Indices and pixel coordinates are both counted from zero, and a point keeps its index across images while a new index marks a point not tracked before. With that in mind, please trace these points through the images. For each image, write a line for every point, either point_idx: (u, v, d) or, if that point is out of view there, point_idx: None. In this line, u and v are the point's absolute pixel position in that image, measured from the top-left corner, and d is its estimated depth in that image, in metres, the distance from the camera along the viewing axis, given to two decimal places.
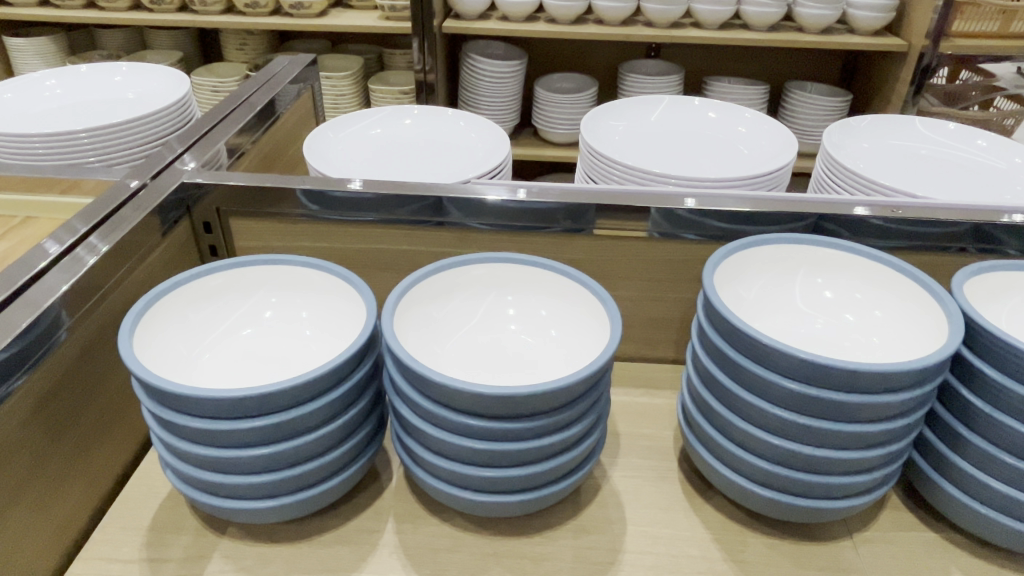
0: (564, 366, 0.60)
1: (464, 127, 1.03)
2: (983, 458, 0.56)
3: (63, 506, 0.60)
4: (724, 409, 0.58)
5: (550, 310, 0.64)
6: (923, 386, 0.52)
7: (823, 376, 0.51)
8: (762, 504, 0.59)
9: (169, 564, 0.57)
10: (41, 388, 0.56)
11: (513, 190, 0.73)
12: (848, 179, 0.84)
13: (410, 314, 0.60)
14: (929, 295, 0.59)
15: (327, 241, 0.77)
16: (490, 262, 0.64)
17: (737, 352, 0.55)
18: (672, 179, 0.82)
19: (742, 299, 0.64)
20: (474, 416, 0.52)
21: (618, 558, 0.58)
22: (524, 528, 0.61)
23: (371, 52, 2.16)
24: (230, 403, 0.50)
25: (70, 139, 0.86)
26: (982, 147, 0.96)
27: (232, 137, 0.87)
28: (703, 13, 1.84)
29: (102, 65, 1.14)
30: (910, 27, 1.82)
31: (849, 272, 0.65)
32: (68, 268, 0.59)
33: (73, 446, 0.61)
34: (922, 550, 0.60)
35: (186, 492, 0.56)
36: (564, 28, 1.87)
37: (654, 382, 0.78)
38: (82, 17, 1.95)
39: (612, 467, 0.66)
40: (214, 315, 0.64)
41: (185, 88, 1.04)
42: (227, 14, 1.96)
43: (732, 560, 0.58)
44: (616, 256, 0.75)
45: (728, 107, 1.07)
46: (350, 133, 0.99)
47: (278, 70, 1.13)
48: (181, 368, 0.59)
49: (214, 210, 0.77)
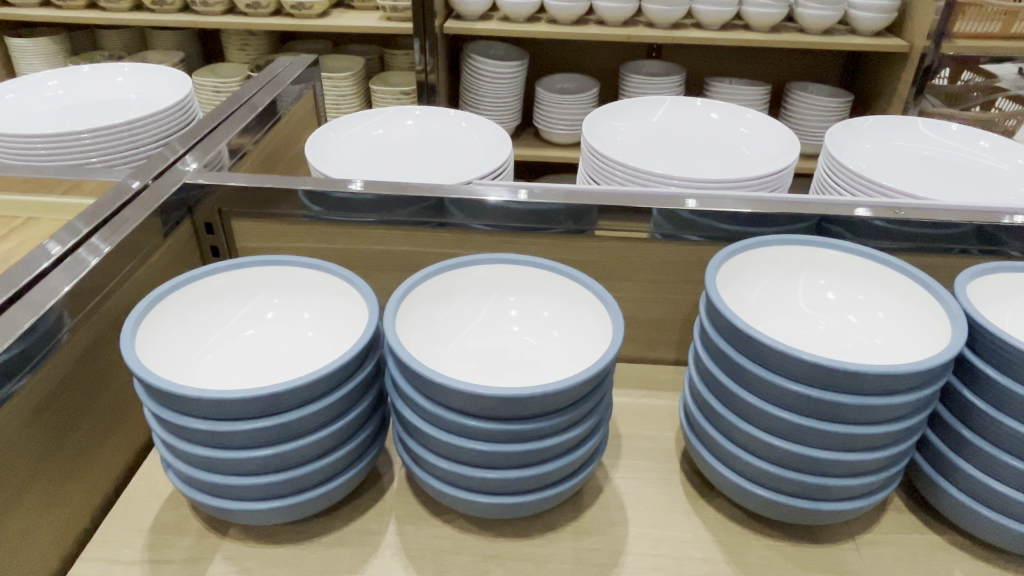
0: (566, 368, 0.60)
1: (466, 127, 1.03)
2: (986, 460, 0.56)
3: (65, 507, 0.60)
4: (726, 411, 0.58)
5: (552, 311, 0.64)
6: (925, 388, 0.52)
7: (826, 378, 0.51)
8: (765, 506, 0.59)
9: (170, 565, 0.57)
10: (44, 388, 0.56)
11: (514, 191, 0.73)
12: (850, 180, 0.84)
13: (411, 315, 0.60)
14: (932, 297, 0.59)
15: (329, 242, 0.77)
16: (492, 263, 0.64)
17: (740, 354, 0.55)
18: (673, 180, 0.82)
19: (744, 300, 0.64)
20: (476, 417, 0.52)
21: (619, 559, 0.58)
22: (525, 530, 0.60)
23: (372, 53, 2.16)
24: (232, 404, 0.50)
25: (73, 139, 0.86)
26: (984, 148, 0.95)
27: (234, 138, 0.87)
28: (705, 14, 1.84)
29: (104, 66, 1.14)
30: (911, 28, 1.83)
31: (852, 273, 0.65)
32: (70, 269, 0.59)
33: (75, 446, 0.61)
34: (924, 552, 0.59)
35: (187, 493, 0.56)
36: (565, 29, 1.87)
37: (656, 383, 0.78)
38: (83, 18, 1.95)
39: (614, 469, 0.66)
40: (216, 317, 0.64)
41: (188, 88, 1.04)
42: (228, 15, 1.96)
43: (734, 562, 0.58)
44: (618, 257, 0.75)
45: (730, 108, 1.06)
46: (351, 133, 0.99)
47: (280, 70, 1.13)
48: (183, 369, 0.59)
49: (216, 211, 0.77)
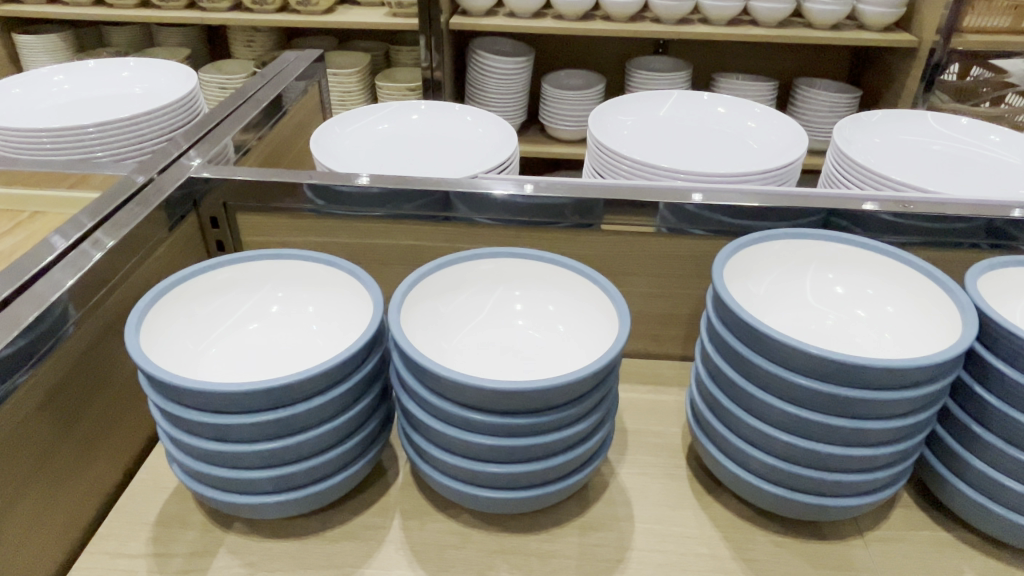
0: (571, 362, 0.60)
1: (471, 122, 1.02)
2: (996, 455, 0.55)
3: (67, 503, 0.59)
4: (733, 406, 0.57)
5: (558, 305, 0.63)
6: (935, 383, 0.51)
7: (833, 372, 0.50)
8: (773, 502, 0.58)
9: (175, 559, 0.57)
10: (50, 380, 0.57)
11: (521, 185, 0.73)
12: (858, 174, 0.83)
13: (417, 310, 0.59)
14: (944, 291, 0.58)
15: (334, 237, 0.77)
16: (496, 257, 0.64)
17: (747, 348, 0.54)
18: (680, 174, 0.81)
19: (753, 295, 0.63)
20: (480, 412, 0.52)
21: (625, 556, 0.57)
22: (531, 525, 0.60)
23: (379, 49, 2.16)
24: (234, 398, 0.49)
25: (79, 134, 0.87)
26: (996, 143, 0.94)
27: (238, 134, 0.87)
28: (711, 9, 1.82)
29: (109, 61, 1.14)
30: (921, 23, 1.80)
31: (861, 268, 0.65)
32: (73, 263, 0.59)
33: (80, 440, 0.61)
34: (933, 549, 0.59)
35: (194, 487, 0.56)
36: (571, 25, 1.86)
37: (663, 379, 0.78)
38: (90, 14, 1.96)
39: (619, 465, 0.66)
40: (221, 311, 0.64)
41: (194, 83, 1.04)
42: (234, 11, 1.96)
43: (741, 558, 0.58)
44: (624, 251, 0.75)
45: (738, 102, 1.06)
46: (357, 129, 0.98)
47: (285, 65, 1.13)
48: (187, 362, 0.59)
49: (220, 205, 0.77)
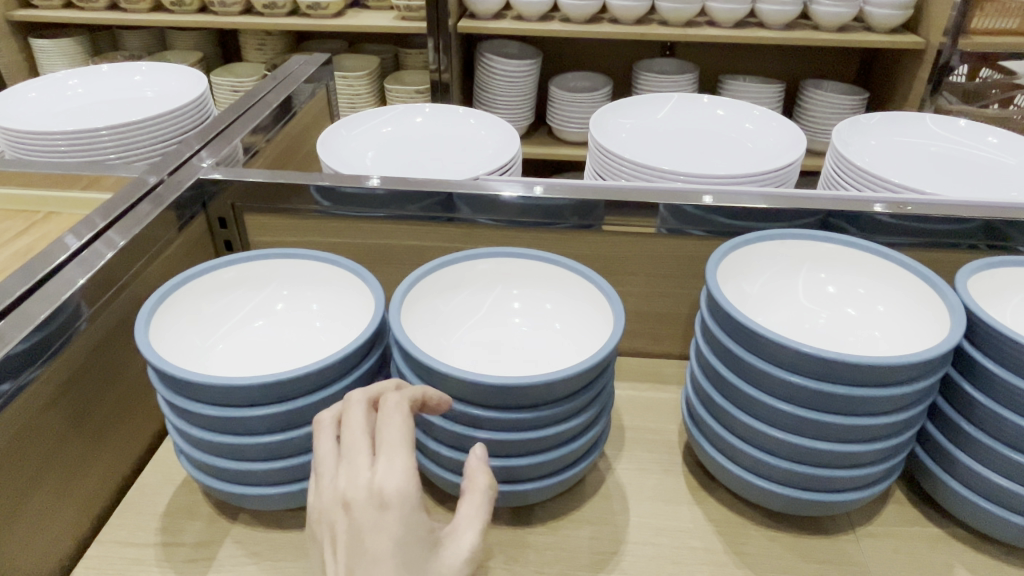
0: (566, 359, 0.61)
1: (474, 124, 1.04)
2: (985, 451, 0.56)
3: (79, 493, 0.61)
4: (727, 403, 0.58)
5: (555, 303, 0.65)
6: (924, 380, 0.52)
7: (822, 369, 0.51)
8: (767, 497, 0.59)
9: (182, 548, 0.58)
10: (62, 374, 0.59)
11: (527, 187, 0.74)
12: (856, 176, 0.84)
13: (417, 307, 0.61)
14: (933, 290, 0.59)
15: (339, 237, 0.79)
16: (494, 257, 0.66)
17: (741, 347, 0.55)
18: (680, 176, 0.82)
19: (746, 295, 0.64)
20: (478, 406, 0.53)
21: (620, 548, 0.59)
22: (528, 518, 0.61)
23: (388, 52, 2.18)
24: (240, 391, 0.51)
25: (92, 136, 0.89)
26: (994, 145, 0.94)
27: (246, 136, 0.89)
28: (718, 12, 1.83)
29: (121, 65, 1.16)
30: (929, 23, 1.80)
31: (853, 268, 0.66)
32: (85, 261, 0.61)
33: (91, 433, 0.63)
34: (924, 544, 0.60)
35: (202, 479, 0.57)
36: (577, 27, 1.87)
37: (661, 377, 0.79)
38: (105, 18, 2.00)
39: (616, 460, 0.67)
40: (228, 307, 0.66)
41: (204, 87, 1.06)
42: (246, 15, 1.99)
43: (734, 552, 0.59)
44: (624, 251, 0.76)
45: (738, 104, 1.06)
46: (361, 131, 1.00)
47: (294, 69, 1.15)
48: (195, 357, 0.61)
49: (229, 206, 0.79)
